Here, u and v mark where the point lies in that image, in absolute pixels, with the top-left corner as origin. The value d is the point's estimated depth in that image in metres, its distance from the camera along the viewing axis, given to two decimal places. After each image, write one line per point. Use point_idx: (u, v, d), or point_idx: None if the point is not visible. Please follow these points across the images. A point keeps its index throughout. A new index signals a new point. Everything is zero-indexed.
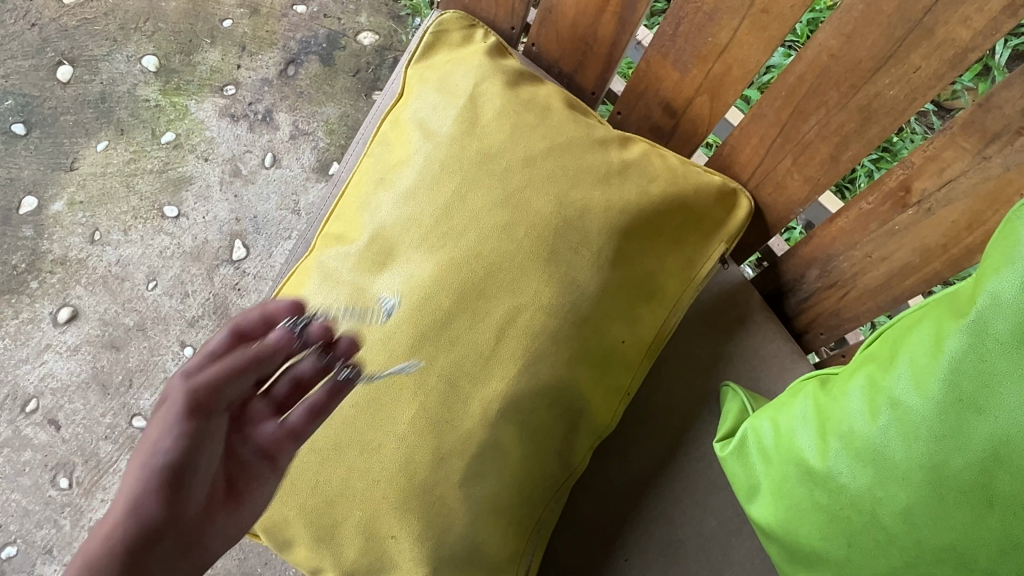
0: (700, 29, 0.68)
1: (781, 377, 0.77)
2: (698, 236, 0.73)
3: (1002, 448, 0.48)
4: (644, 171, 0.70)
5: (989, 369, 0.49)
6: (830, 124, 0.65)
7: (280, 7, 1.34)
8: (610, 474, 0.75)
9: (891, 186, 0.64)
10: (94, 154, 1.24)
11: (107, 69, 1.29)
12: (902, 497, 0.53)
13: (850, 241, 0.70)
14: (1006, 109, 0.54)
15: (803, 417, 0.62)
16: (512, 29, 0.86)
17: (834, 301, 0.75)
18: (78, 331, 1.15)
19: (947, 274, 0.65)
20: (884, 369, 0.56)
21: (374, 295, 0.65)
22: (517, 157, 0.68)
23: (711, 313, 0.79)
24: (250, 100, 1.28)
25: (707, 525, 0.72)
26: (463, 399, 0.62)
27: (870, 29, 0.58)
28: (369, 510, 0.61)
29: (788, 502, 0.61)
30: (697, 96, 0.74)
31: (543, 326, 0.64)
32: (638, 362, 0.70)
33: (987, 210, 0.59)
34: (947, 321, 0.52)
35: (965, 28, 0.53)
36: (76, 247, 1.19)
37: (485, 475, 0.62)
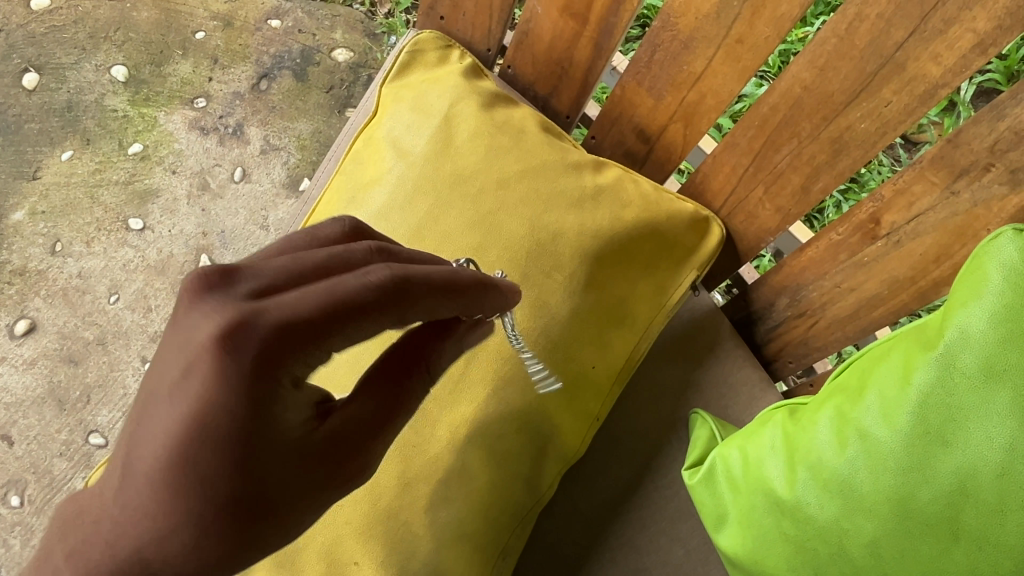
0: (675, 57, 0.69)
1: (749, 406, 0.77)
2: (670, 262, 0.72)
3: (968, 482, 0.48)
4: (618, 197, 0.70)
5: (957, 403, 0.49)
6: (802, 155, 0.65)
7: (254, 20, 1.31)
8: (577, 502, 0.74)
9: (861, 218, 0.64)
10: (58, 164, 1.23)
11: (75, 78, 1.28)
12: (870, 529, 0.53)
13: (820, 271, 0.70)
14: (974, 145, 0.55)
15: (772, 447, 0.61)
16: (488, 51, 0.86)
17: (804, 330, 0.76)
18: (35, 344, 1.13)
19: (915, 306, 0.66)
20: (852, 400, 0.56)
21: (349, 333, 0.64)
22: (491, 179, 0.68)
23: (682, 340, 0.79)
24: (221, 114, 1.26)
25: (674, 554, 0.72)
26: (430, 423, 0.62)
27: (842, 62, 0.58)
28: (331, 535, 0.61)
29: (755, 531, 0.61)
30: (671, 123, 0.74)
31: (514, 350, 0.64)
32: (607, 389, 0.70)
33: (954, 244, 0.60)
34: (915, 353, 0.53)
35: (936, 64, 0.54)
36: (37, 258, 1.17)
37: (450, 500, 0.62)
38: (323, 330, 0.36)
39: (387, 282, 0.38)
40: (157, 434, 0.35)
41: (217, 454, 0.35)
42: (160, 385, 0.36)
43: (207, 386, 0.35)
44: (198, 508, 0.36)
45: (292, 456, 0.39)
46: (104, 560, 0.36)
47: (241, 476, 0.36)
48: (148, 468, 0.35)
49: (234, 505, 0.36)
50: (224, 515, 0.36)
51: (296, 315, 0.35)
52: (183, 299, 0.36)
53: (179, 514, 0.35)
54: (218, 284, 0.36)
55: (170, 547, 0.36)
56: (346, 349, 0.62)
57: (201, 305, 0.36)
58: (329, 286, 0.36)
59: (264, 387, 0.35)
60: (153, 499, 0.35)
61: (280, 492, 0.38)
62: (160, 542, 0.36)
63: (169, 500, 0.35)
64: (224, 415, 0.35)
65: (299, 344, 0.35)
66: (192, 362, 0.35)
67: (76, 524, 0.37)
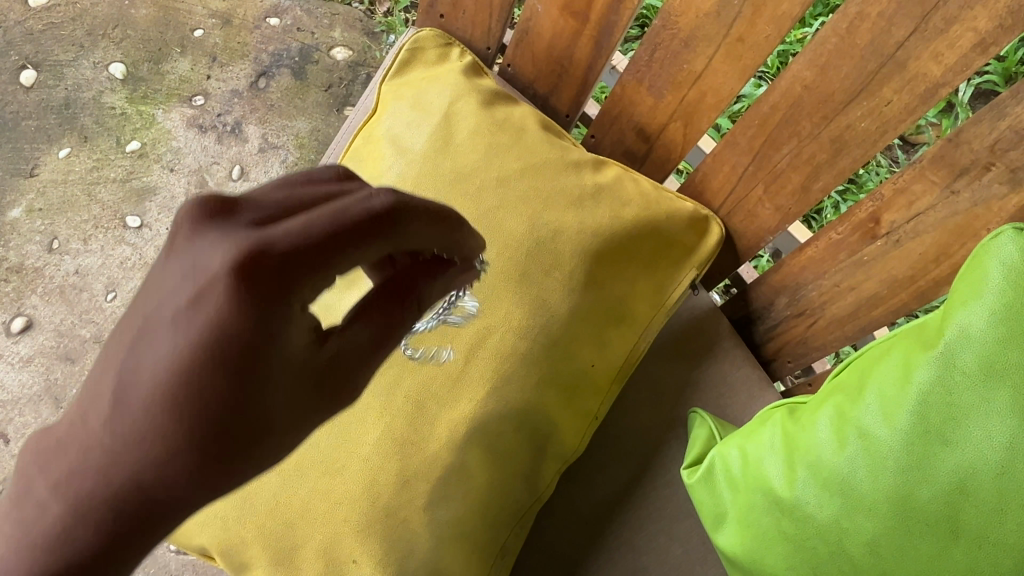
0: (675, 56, 0.69)
1: (747, 405, 0.77)
2: (670, 261, 0.72)
3: (967, 481, 0.49)
4: (617, 195, 0.70)
5: (956, 402, 0.49)
6: (802, 154, 0.65)
7: (253, 19, 1.31)
8: (576, 500, 0.74)
9: (861, 218, 0.64)
10: (55, 161, 1.22)
11: (73, 75, 1.27)
12: (869, 528, 0.53)
13: (819, 270, 0.70)
14: (974, 144, 0.55)
15: (771, 447, 0.61)
16: (488, 49, 0.85)
17: (802, 329, 0.76)
18: (31, 342, 1.12)
19: (914, 305, 0.66)
20: (852, 399, 0.56)
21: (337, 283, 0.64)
22: (491, 177, 0.68)
23: (681, 339, 0.79)
24: (219, 112, 1.26)
25: (672, 553, 0.72)
26: (429, 420, 0.61)
27: (842, 61, 0.58)
28: (329, 533, 0.60)
29: (754, 531, 0.61)
30: (671, 122, 0.74)
31: (514, 348, 0.63)
32: (606, 387, 0.70)
33: (953, 243, 0.60)
34: (915, 352, 0.53)
35: (937, 63, 0.54)
36: (34, 255, 1.17)
37: (449, 498, 0.61)
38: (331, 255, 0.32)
39: (390, 207, 0.34)
40: (157, 354, 0.31)
41: (218, 373, 0.31)
42: (161, 301, 0.32)
43: (210, 309, 0.31)
44: (194, 431, 0.31)
45: (294, 384, 0.34)
46: (93, 491, 0.30)
47: (242, 398, 0.32)
48: (146, 388, 0.31)
49: (233, 426, 0.32)
50: (222, 438, 0.31)
51: (304, 239, 0.31)
52: (184, 229, 0.33)
53: (179, 437, 0.30)
54: (220, 213, 0.33)
55: (165, 474, 0.31)
56: None
57: (204, 237, 0.32)
58: (333, 212, 0.33)
59: (272, 316, 0.32)
60: (148, 421, 0.30)
61: (280, 419, 0.34)
62: (156, 468, 0.30)
63: (162, 420, 0.30)
64: (221, 338, 0.31)
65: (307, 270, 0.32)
66: (197, 291, 0.31)
67: (58, 456, 0.31)
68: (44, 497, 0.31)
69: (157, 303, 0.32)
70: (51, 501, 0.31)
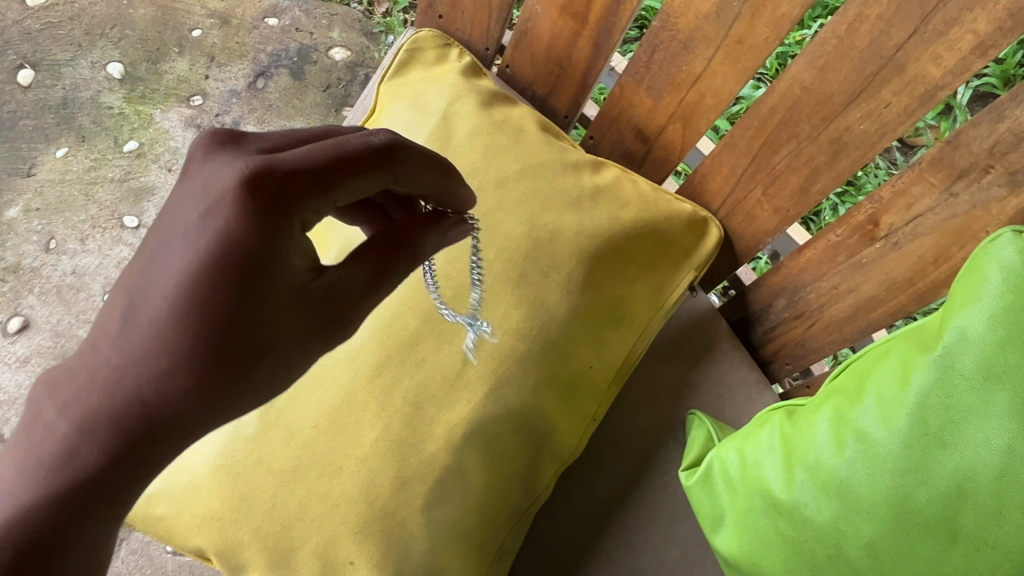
0: (674, 57, 0.69)
1: (745, 407, 0.77)
2: (668, 263, 0.72)
3: (966, 483, 0.48)
4: (616, 197, 0.70)
5: (955, 405, 0.49)
6: (801, 156, 0.65)
7: (251, 19, 1.31)
8: (574, 502, 0.74)
9: (860, 220, 0.64)
10: (53, 160, 1.22)
11: (70, 74, 1.27)
12: (867, 531, 0.53)
13: (818, 272, 0.70)
14: (973, 147, 0.55)
15: (769, 449, 0.61)
16: (487, 50, 0.85)
17: (801, 331, 0.76)
18: (28, 342, 1.12)
19: (913, 307, 0.66)
20: (850, 401, 0.56)
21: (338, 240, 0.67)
22: (489, 178, 0.68)
23: (679, 341, 0.79)
24: (217, 112, 1.26)
25: (669, 555, 0.71)
26: (427, 422, 0.61)
27: (841, 63, 0.58)
28: (327, 535, 0.59)
29: (751, 533, 0.61)
30: (669, 123, 0.74)
31: (512, 349, 0.63)
32: (604, 389, 0.70)
33: (952, 245, 0.60)
34: (914, 355, 0.53)
35: (936, 66, 0.54)
36: (31, 255, 1.17)
37: (446, 500, 0.61)
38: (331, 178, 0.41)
39: (385, 144, 0.44)
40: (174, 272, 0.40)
41: (224, 284, 0.40)
42: (174, 230, 0.41)
43: (223, 219, 0.40)
44: (194, 348, 0.39)
45: (288, 304, 0.42)
46: (102, 403, 0.38)
47: (239, 314, 0.40)
48: (158, 303, 0.40)
49: (233, 339, 0.40)
50: (218, 353, 0.40)
51: (306, 160, 0.41)
52: (198, 155, 0.42)
53: (185, 346, 0.39)
54: (236, 143, 0.42)
55: (167, 386, 0.39)
56: (343, 352, 0.62)
57: (216, 157, 0.41)
58: (338, 146, 0.42)
59: (276, 231, 0.40)
60: (155, 338, 0.39)
61: (272, 334, 0.42)
62: (160, 380, 0.39)
63: (171, 333, 0.39)
64: (230, 247, 0.40)
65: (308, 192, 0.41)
66: (212, 209, 0.40)
67: (71, 377, 0.39)
68: (54, 419, 0.38)
69: (170, 232, 0.41)
70: (60, 420, 0.38)
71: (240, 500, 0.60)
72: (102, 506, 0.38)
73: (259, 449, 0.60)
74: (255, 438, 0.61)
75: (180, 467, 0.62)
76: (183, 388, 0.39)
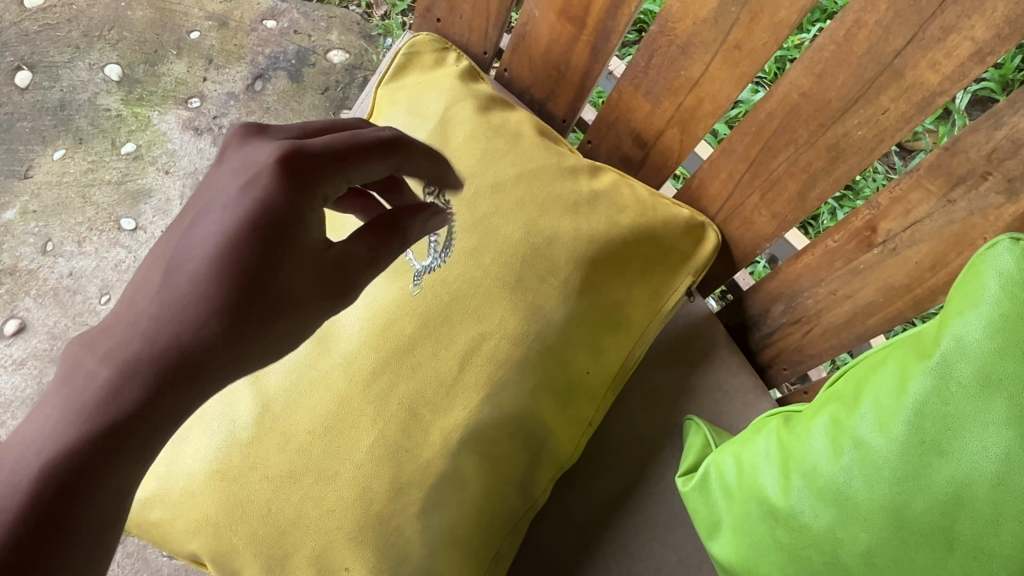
0: (672, 62, 0.68)
1: (743, 413, 0.77)
2: (666, 268, 0.72)
3: (964, 491, 0.48)
4: (614, 202, 0.69)
5: (952, 412, 0.49)
6: (798, 162, 0.65)
7: (249, 21, 1.31)
8: (570, 507, 0.74)
9: (858, 226, 0.64)
10: (50, 162, 1.22)
11: (68, 76, 1.27)
12: (864, 538, 0.53)
13: (816, 277, 0.70)
14: (971, 153, 0.55)
15: (766, 455, 0.61)
16: (484, 54, 0.85)
17: (798, 337, 0.75)
18: (24, 344, 1.12)
19: (910, 313, 0.65)
20: (848, 408, 0.56)
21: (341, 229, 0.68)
22: (486, 183, 0.68)
23: (676, 346, 0.79)
24: (215, 114, 1.26)
25: (666, 561, 0.71)
26: (423, 428, 0.61)
27: (839, 69, 0.58)
28: (323, 540, 0.59)
29: (749, 539, 0.61)
30: (667, 128, 0.74)
31: (509, 354, 0.63)
32: (601, 394, 0.70)
33: (950, 252, 0.59)
34: (911, 362, 0.52)
35: (934, 72, 0.54)
36: (28, 257, 1.16)
37: (443, 506, 0.61)
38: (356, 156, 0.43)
39: (396, 136, 0.46)
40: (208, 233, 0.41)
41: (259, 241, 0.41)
42: (211, 201, 0.42)
43: (257, 183, 0.41)
44: (228, 302, 0.40)
45: (311, 271, 0.43)
46: (140, 349, 0.38)
47: (266, 271, 0.41)
48: (195, 260, 0.41)
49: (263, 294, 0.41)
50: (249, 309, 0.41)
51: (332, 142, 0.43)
52: (232, 142, 0.44)
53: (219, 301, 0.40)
54: (260, 132, 0.45)
55: (201, 335, 0.39)
56: (340, 355, 0.62)
57: (248, 143, 0.44)
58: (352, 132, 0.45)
59: (304, 196, 0.42)
60: (194, 290, 0.40)
61: (295, 296, 0.42)
62: (197, 328, 0.39)
63: (206, 286, 0.40)
64: (265, 207, 0.41)
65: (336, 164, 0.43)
66: (249, 180, 0.42)
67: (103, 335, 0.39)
68: (96, 365, 0.38)
69: (208, 203, 0.42)
70: (100, 368, 0.38)
71: (235, 505, 0.59)
72: (135, 448, 0.37)
73: (253, 454, 0.60)
74: (249, 442, 0.61)
75: (175, 471, 0.62)
76: (215, 337, 0.40)
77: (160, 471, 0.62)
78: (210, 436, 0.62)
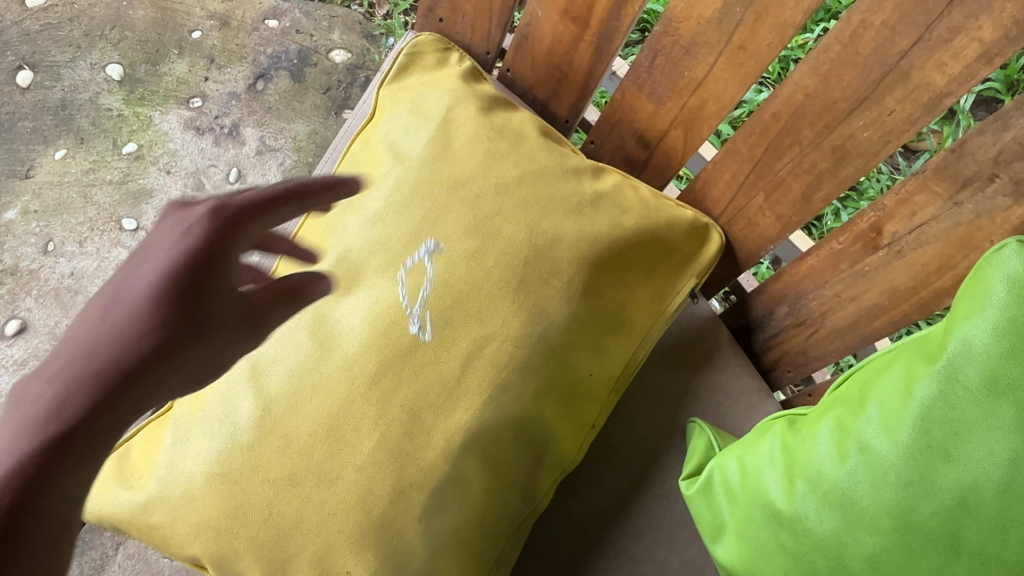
0: (676, 63, 0.68)
1: (747, 415, 0.76)
2: (668, 270, 0.72)
3: (969, 497, 0.48)
4: (617, 203, 0.69)
5: (959, 417, 0.49)
6: (803, 163, 0.65)
7: (251, 20, 1.31)
8: (573, 510, 0.73)
9: (863, 228, 0.64)
10: (51, 162, 1.22)
11: (69, 76, 1.27)
12: (869, 543, 0.52)
13: (820, 280, 0.70)
14: (978, 155, 0.54)
15: (770, 459, 0.61)
16: (487, 54, 0.85)
17: (802, 339, 0.75)
18: (26, 344, 1.12)
19: (916, 316, 0.65)
20: (853, 412, 0.56)
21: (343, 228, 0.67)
22: (488, 184, 0.67)
23: (679, 348, 0.78)
24: (217, 113, 1.25)
25: (669, 565, 0.71)
26: (425, 430, 0.60)
27: (845, 70, 0.58)
28: (323, 544, 0.58)
29: (752, 544, 0.60)
30: (671, 129, 0.73)
31: (511, 357, 0.63)
32: (604, 397, 0.70)
33: (956, 254, 0.59)
34: (917, 366, 0.52)
35: (941, 73, 0.53)
36: (29, 258, 1.16)
37: (445, 509, 0.61)
38: (273, 204, 0.52)
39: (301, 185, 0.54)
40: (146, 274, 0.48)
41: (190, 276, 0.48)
42: (151, 247, 0.49)
43: (188, 233, 0.49)
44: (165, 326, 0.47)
45: (234, 305, 0.50)
46: (83, 367, 0.44)
47: (202, 300, 0.48)
48: (135, 295, 0.47)
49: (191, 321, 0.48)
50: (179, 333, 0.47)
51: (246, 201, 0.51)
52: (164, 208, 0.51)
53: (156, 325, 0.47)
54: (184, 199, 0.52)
55: (141, 351, 0.46)
56: (341, 357, 0.61)
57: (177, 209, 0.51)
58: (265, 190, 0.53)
59: (232, 240, 0.50)
60: (135, 318, 0.46)
61: (220, 325, 0.49)
62: (135, 351, 0.46)
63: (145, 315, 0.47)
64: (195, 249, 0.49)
65: (255, 215, 0.51)
66: (184, 230, 0.49)
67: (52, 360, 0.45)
68: (41, 390, 0.43)
69: (146, 250, 0.49)
70: (45, 389, 0.43)
71: (235, 509, 0.59)
72: (78, 457, 0.42)
73: (253, 457, 0.59)
74: (250, 445, 0.60)
75: (176, 472, 0.61)
76: (152, 354, 0.46)
77: (161, 472, 0.62)
78: (211, 439, 0.61)
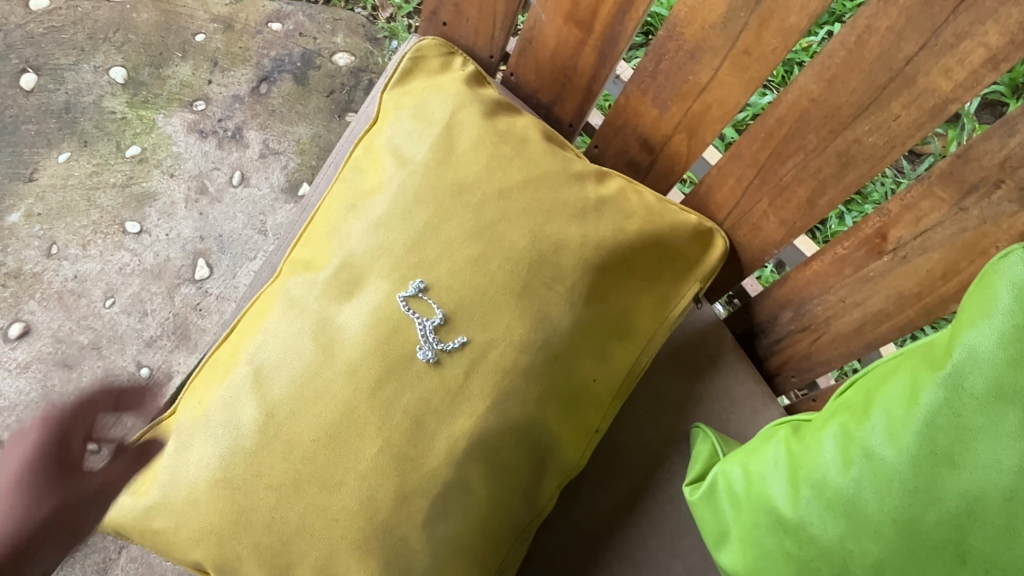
0: (680, 68, 0.68)
1: (750, 421, 0.76)
2: (673, 275, 0.72)
3: (976, 505, 0.48)
4: (621, 208, 0.69)
5: (965, 425, 0.48)
6: (808, 168, 0.65)
7: (254, 23, 1.30)
8: (576, 515, 0.73)
9: (868, 233, 0.63)
10: (55, 165, 1.22)
11: (73, 79, 1.27)
12: (874, 550, 0.52)
13: (825, 285, 0.69)
14: (984, 161, 0.54)
15: (774, 465, 0.60)
16: (490, 58, 0.85)
17: (807, 344, 0.75)
18: (29, 347, 1.12)
19: (921, 322, 0.65)
20: (857, 419, 0.55)
21: (346, 232, 0.67)
22: (492, 189, 0.67)
23: (683, 353, 0.78)
24: (220, 117, 1.26)
25: (673, 570, 0.71)
26: (429, 436, 0.60)
27: (851, 75, 0.57)
28: (326, 549, 0.58)
29: (757, 550, 0.60)
30: (675, 133, 0.73)
31: (515, 362, 0.62)
32: (608, 402, 0.69)
33: (962, 260, 0.59)
34: (922, 372, 0.52)
35: (946, 79, 0.53)
36: (32, 261, 1.16)
37: (448, 515, 0.61)
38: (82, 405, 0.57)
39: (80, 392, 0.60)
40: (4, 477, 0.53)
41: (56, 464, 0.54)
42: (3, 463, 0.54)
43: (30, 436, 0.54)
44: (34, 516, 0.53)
45: (78, 489, 0.56)
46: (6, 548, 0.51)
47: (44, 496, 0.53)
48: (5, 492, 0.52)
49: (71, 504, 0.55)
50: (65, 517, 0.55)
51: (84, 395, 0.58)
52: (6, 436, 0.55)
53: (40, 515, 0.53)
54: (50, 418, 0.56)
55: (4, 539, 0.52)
56: (343, 362, 0.61)
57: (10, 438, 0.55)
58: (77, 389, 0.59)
59: (67, 438, 0.55)
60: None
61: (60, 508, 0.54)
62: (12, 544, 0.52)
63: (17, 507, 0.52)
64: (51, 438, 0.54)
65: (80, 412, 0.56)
66: (15, 442, 0.55)
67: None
68: None
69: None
70: None
71: (237, 515, 0.58)
72: None
73: (256, 463, 0.59)
74: (253, 451, 0.59)
75: (178, 479, 0.60)
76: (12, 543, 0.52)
77: (163, 479, 0.60)
78: (214, 444, 0.60)
